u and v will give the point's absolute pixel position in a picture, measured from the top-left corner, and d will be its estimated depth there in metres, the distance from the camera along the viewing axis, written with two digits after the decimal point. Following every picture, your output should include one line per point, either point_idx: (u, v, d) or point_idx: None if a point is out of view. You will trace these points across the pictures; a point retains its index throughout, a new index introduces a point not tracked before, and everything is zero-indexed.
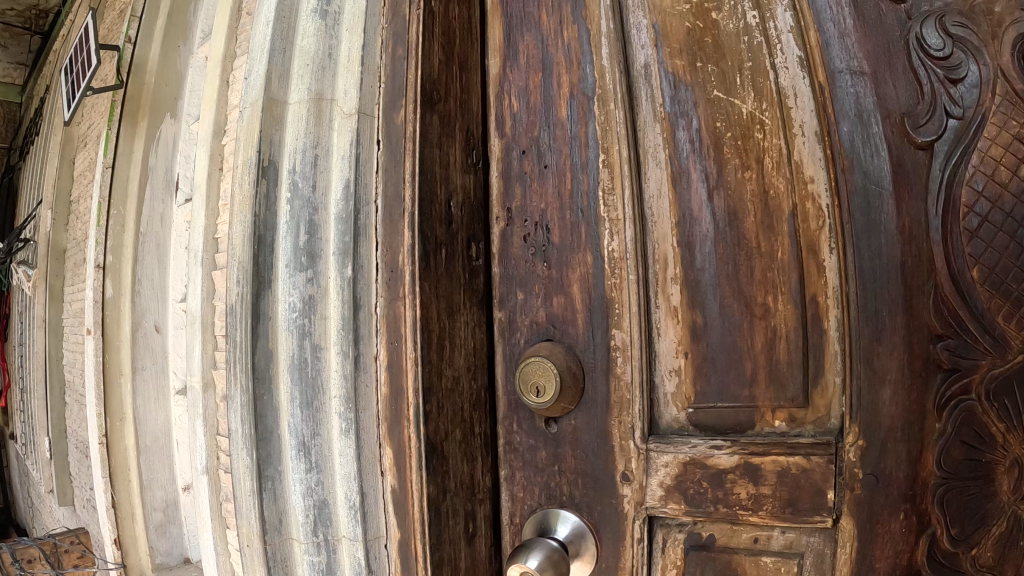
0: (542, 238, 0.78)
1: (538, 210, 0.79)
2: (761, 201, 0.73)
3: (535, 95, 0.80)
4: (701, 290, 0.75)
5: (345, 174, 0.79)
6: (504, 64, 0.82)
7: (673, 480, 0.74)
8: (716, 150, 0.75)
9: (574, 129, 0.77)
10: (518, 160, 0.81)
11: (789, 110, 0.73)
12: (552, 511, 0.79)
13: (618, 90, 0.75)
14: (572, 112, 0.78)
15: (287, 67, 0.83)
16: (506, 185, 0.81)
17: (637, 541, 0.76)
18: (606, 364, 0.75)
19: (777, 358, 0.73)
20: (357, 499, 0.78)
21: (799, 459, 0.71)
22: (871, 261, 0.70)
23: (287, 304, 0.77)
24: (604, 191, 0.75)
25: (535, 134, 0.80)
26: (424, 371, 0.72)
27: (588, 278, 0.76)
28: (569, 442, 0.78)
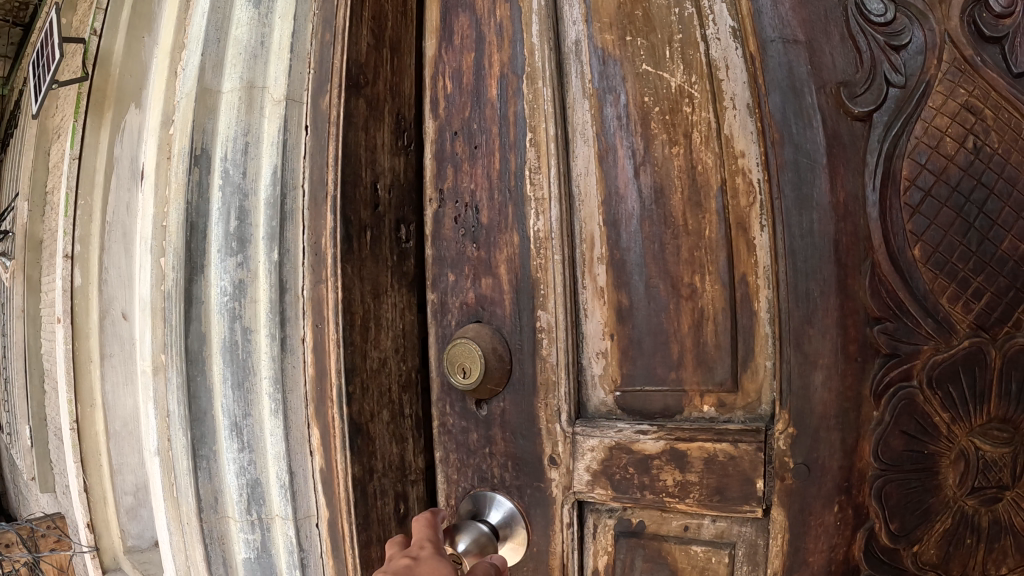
0: (471, 218, 0.78)
1: (468, 189, 0.78)
2: (688, 177, 0.71)
3: (468, 76, 0.79)
4: (627, 271, 0.72)
5: (273, 160, 0.82)
6: (439, 46, 0.81)
7: (600, 464, 0.72)
8: (643, 125, 0.72)
9: (503, 109, 0.76)
10: (451, 142, 0.80)
11: (720, 83, 0.70)
12: (485, 494, 0.79)
13: (548, 68, 0.74)
14: (501, 92, 0.76)
15: (221, 56, 0.85)
16: (440, 166, 0.80)
17: (567, 525, 0.74)
18: (532, 347, 0.74)
19: (705, 340, 0.70)
20: (287, 478, 0.82)
21: (727, 447, 0.69)
22: (802, 239, 0.66)
23: (219, 288, 0.81)
24: (531, 169, 0.74)
25: (467, 116, 0.79)
26: (346, 353, 0.74)
27: (515, 258, 0.75)
28: (499, 424, 0.77)
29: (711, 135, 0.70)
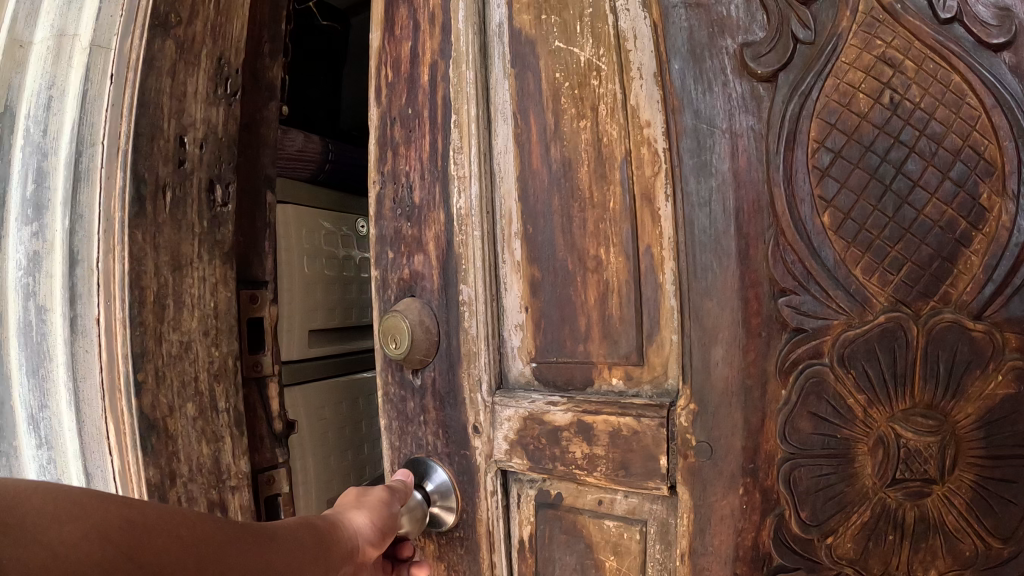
0: (406, 198, 0.80)
1: (404, 171, 0.80)
2: (594, 149, 0.71)
3: (405, 64, 0.82)
4: (538, 248, 0.72)
5: (69, 118, 0.88)
6: (384, 36, 0.84)
7: (516, 434, 0.73)
8: (554, 101, 0.73)
9: (432, 94, 0.79)
10: (390, 128, 0.83)
11: (627, 54, 0.68)
12: (423, 461, 0.81)
13: (470, 51, 0.76)
14: (431, 78, 0.79)
15: (36, 7, 0.94)
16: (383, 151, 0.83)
17: (490, 493, 0.76)
18: (457, 320, 0.76)
19: (610, 313, 0.70)
20: (85, 474, 0.87)
21: (630, 421, 0.68)
22: (701, 208, 0.66)
23: (16, 262, 0.88)
24: (454, 150, 0.76)
25: (402, 103, 0.81)
26: (136, 335, 0.78)
27: (441, 236, 0.77)
28: (431, 393, 0.80)
29: (617, 107, 0.70)
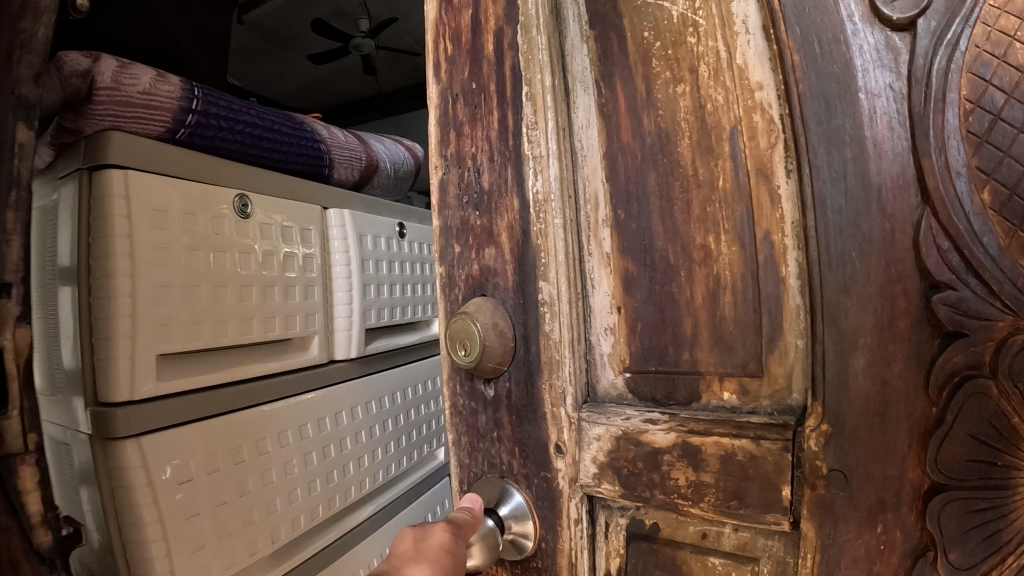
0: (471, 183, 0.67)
1: (469, 152, 0.65)
2: (696, 119, 0.59)
3: (465, 34, 0.69)
4: (631, 237, 0.62)
5: None
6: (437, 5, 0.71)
7: (607, 456, 0.62)
8: (643, 65, 0.62)
9: (498, 65, 0.66)
10: (451, 106, 0.67)
11: (728, 6, 0.57)
12: (495, 482, 0.67)
13: (540, 11, 0.63)
14: (495, 47, 0.66)
15: None
16: (443, 130, 0.66)
17: (573, 522, 0.63)
18: (536, 324, 0.62)
19: (721, 314, 0.58)
20: None
21: (747, 444, 0.56)
22: (833, 183, 0.53)
23: None
24: (527, 127, 0.64)
25: (464, 78, 0.67)
26: None
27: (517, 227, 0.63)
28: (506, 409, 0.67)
29: (722, 68, 0.58)
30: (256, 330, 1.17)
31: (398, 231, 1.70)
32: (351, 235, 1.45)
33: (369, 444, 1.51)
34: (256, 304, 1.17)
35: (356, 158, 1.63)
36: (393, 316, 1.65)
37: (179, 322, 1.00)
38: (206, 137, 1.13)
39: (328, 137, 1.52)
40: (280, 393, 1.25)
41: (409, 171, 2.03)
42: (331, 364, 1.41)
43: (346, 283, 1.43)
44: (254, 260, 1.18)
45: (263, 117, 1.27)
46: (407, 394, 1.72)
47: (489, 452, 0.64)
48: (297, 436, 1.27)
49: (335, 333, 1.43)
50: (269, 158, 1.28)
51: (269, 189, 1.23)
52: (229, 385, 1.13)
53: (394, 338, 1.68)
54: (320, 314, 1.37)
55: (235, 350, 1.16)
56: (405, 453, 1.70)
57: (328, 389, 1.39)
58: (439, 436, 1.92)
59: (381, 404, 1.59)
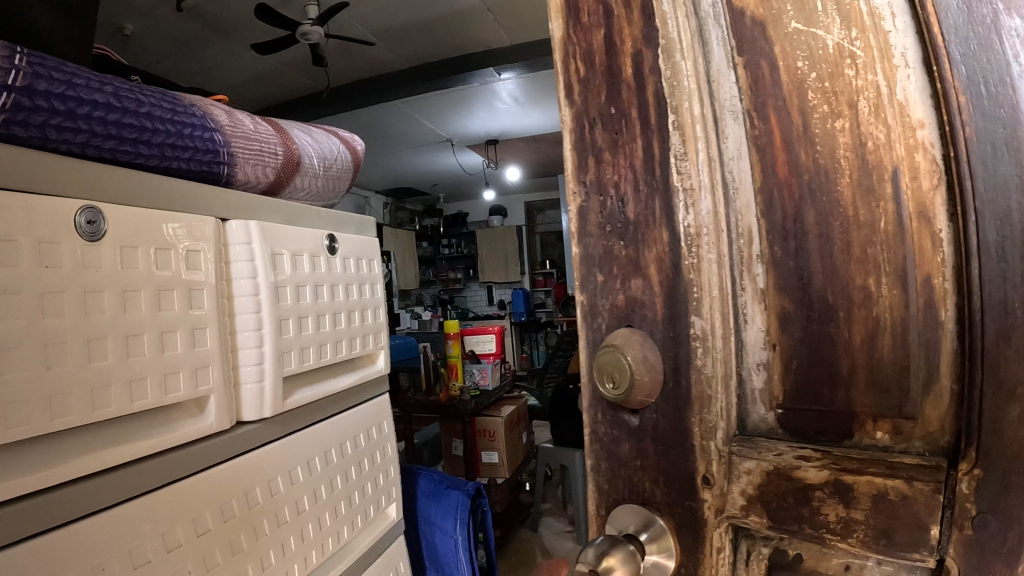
0: (618, 210, 0.61)
1: (612, 180, 0.62)
2: (857, 156, 0.53)
3: (598, 54, 0.62)
4: (787, 276, 0.57)
5: None
6: (565, 25, 0.64)
7: (756, 489, 0.54)
8: (799, 96, 0.56)
9: (640, 87, 0.59)
10: (589, 130, 0.63)
11: (886, 38, 0.52)
12: (621, 508, 0.61)
13: (688, 37, 0.57)
14: (634, 71, 0.59)
15: None
16: (581, 157, 0.63)
17: (718, 554, 0.56)
18: (686, 355, 0.57)
19: (880, 354, 0.53)
20: None
21: (899, 485, 0.46)
22: (1001, 243, 0.41)
23: None
24: (675, 156, 0.57)
25: (601, 102, 0.62)
26: None
27: (666, 260, 0.58)
28: (651, 437, 0.60)
29: (883, 104, 0.52)
30: (150, 396, 0.90)
31: (324, 248, 1.41)
32: (260, 260, 1.17)
33: (301, 521, 1.23)
34: (148, 359, 0.90)
35: (262, 150, 1.31)
36: (313, 357, 1.34)
37: (39, 398, 0.74)
38: (40, 127, 0.83)
39: (225, 126, 1.21)
40: (174, 474, 0.95)
41: (344, 169, 1.74)
42: (243, 429, 1.13)
43: (255, 321, 1.15)
44: (155, 303, 0.92)
45: (122, 97, 0.96)
46: (342, 449, 1.44)
47: (631, 480, 0.62)
48: (218, 517, 1.01)
49: (242, 386, 1.15)
50: (127, 154, 0.96)
51: (150, 206, 0.94)
52: (98, 476, 0.83)
53: (323, 385, 1.40)
54: (218, 363, 1.06)
55: (122, 423, 0.88)
56: (346, 523, 1.40)
57: (254, 457, 1.13)
58: (387, 492, 1.64)
59: (312, 471, 1.30)
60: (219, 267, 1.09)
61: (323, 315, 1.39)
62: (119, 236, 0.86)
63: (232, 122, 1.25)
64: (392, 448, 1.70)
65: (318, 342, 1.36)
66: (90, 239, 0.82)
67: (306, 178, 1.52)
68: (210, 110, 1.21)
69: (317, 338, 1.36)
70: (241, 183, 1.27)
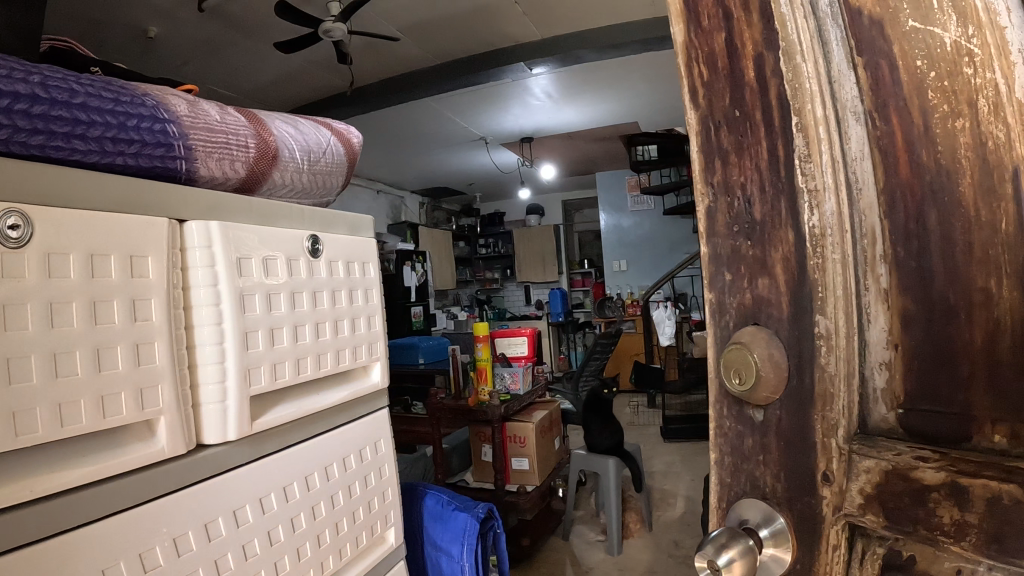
0: (745, 210, 0.61)
1: (739, 181, 0.61)
2: (977, 156, 0.50)
3: (721, 58, 0.61)
4: (910, 276, 0.54)
5: None
6: (687, 29, 0.64)
7: (875, 489, 0.52)
8: (918, 97, 0.52)
9: (764, 91, 0.58)
10: (715, 133, 0.63)
11: (1003, 32, 0.48)
12: (750, 502, 0.60)
13: (808, 38, 0.55)
14: (757, 76, 0.58)
15: None
16: (707, 157, 0.64)
17: (834, 552, 0.54)
18: (808, 352, 0.56)
19: (1000, 359, 0.49)
20: None
21: (1014, 489, 0.44)
22: None
23: None
24: (800, 159, 0.56)
25: (726, 105, 0.61)
26: None
27: (792, 260, 0.57)
28: (774, 431, 0.59)
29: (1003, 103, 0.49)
30: (85, 420, 0.84)
31: (306, 252, 1.32)
32: (223, 266, 1.09)
33: (273, 552, 1.15)
34: (82, 378, 0.84)
35: (229, 143, 1.22)
36: (289, 372, 1.25)
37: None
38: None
39: (183, 116, 1.12)
40: (112, 506, 0.89)
41: (337, 162, 1.62)
42: (204, 452, 1.05)
43: (216, 334, 1.08)
44: (91, 315, 0.86)
45: (52, 89, 0.90)
46: (328, 473, 1.34)
47: (752, 474, 0.61)
48: (170, 552, 0.96)
49: (203, 406, 1.07)
50: (58, 150, 0.91)
51: (93, 210, 0.88)
52: (17, 508, 0.77)
53: (302, 403, 1.32)
54: (172, 381, 0.99)
55: (51, 449, 0.83)
56: (332, 552, 1.32)
57: (214, 484, 1.06)
58: (384, 515, 1.55)
59: (289, 497, 1.22)
60: (173, 275, 1.02)
61: (303, 325, 1.29)
62: (45, 246, 0.80)
63: (193, 112, 1.16)
64: (391, 469, 1.60)
65: (296, 355, 1.27)
66: (11, 246, 0.76)
67: (290, 173, 1.42)
68: (165, 99, 1.12)
69: (295, 350, 1.26)
70: (204, 178, 1.18)
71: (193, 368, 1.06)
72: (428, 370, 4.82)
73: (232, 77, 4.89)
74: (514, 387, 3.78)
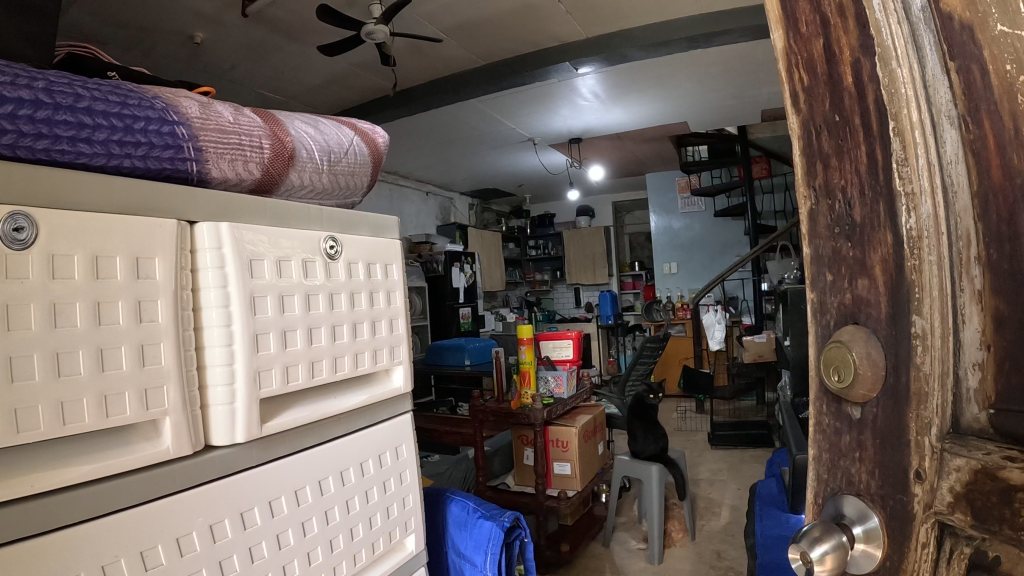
0: (845, 211, 0.60)
1: (839, 184, 0.60)
2: None
3: (820, 63, 0.60)
4: (1007, 277, 0.51)
5: None
6: (787, 35, 0.64)
7: (964, 487, 0.50)
8: (1010, 101, 0.50)
9: (862, 95, 0.56)
10: (815, 136, 0.62)
11: None
12: (845, 497, 0.59)
13: (902, 44, 0.53)
14: (857, 82, 0.57)
15: None
16: (809, 161, 0.63)
17: (922, 550, 0.53)
18: (903, 353, 0.54)
19: None
20: None
21: None
22: None
23: None
24: (896, 162, 0.54)
25: (826, 110, 0.60)
26: None
27: (892, 261, 0.56)
28: (870, 429, 0.57)
29: None
30: (88, 418, 0.80)
31: (323, 253, 1.21)
32: (233, 267, 1.02)
33: (282, 555, 1.06)
34: (84, 378, 0.80)
35: (243, 143, 1.15)
36: (303, 376, 1.15)
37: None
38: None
39: (194, 118, 1.07)
40: (110, 505, 0.84)
41: (359, 162, 1.47)
42: (210, 454, 0.99)
43: (224, 335, 1.01)
44: (95, 317, 0.82)
45: (56, 93, 0.87)
46: (344, 478, 1.23)
47: (848, 471, 0.59)
48: (173, 552, 0.90)
49: (211, 408, 1.01)
50: (64, 154, 0.87)
51: (95, 212, 0.84)
52: (15, 501, 0.75)
53: (318, 406, 1.21)
54: (178, 382, 0.93)
55: (54, 446, 0.80)
56: (345, 557, 1.20)
57: (220, 486, 0.99)
58: (405, 522, 1.40)
59: (302, 500, 1.12)
60: (179, 275, 0.95)
61: (319, 327, 1.18)
62: (49, 247, 0.77)
63: (205, 114, 1.09)
64: (413, 475, 1.45)
65: (312, 357, 1.16)
66: (17, 248, 0.74)
67: (309, 174, 1.31)
68: (176, 102, 1.07)
69: (309, 354, 1.16)
70: (218, 180, 1.12)
71: (202, 368, 1.00)
72: (474, 371, 4.88)
73: (280, 81, 5.04)
74: (559, 391, 3.84)
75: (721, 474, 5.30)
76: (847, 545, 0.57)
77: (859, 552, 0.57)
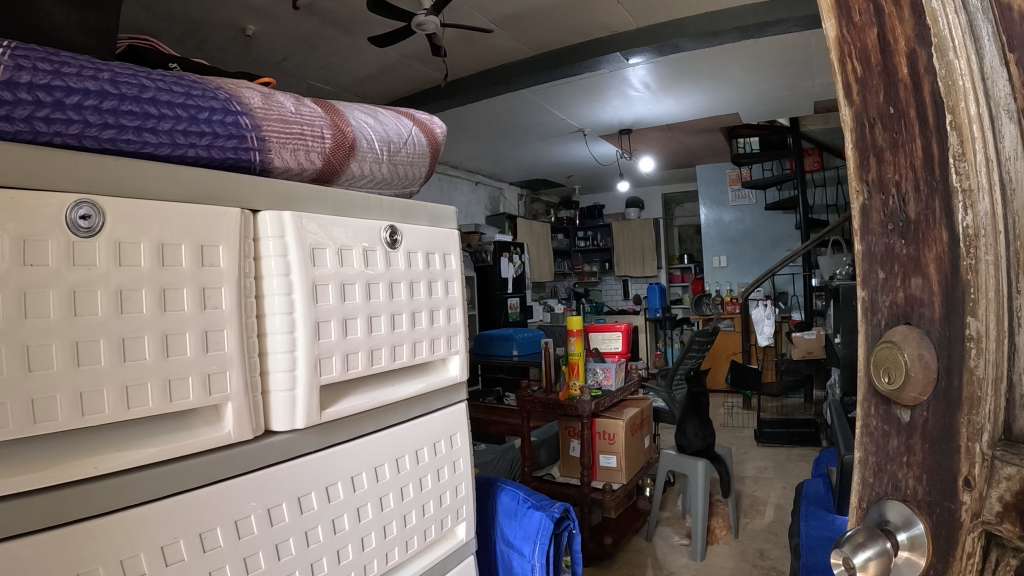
0: (898, 207, 0.58)
1: (893, 179, 0.58)
2: None
3: (874, 54, 0.58)
4: None
5: None
6: (839, 24, 0.62)
7: (1016, 495, 0.48)
8: None
9: (920, 90, 0.54)
10: (869, 130, 0.60)
11: None
12: (891, 503, 0.57)
13: (961, 36, 0.51)
14: (914, 74, 0.55)
15: None
16: (862, 155, 0.61)
17: (968, 560, 0.51)
18: (956, 357, 0.52)
19: None
20: None
21: None
22: None
23: None
24: (953, 157, 0.52)
25: (880, 102, 0.58)
26: None
27: (946, 260, 0.54)
28: (920, 433, 0.55)
29: None
30: (151, 403, 0.82)
31: (383, 242, 1.21)
32: (296, 256, 1.03)
33: (336, 539, 1.07)
34: (148, 364, 0.82)
35: (306, 133, 1.15)
36: (362, 364, 1.15)
37: (16, 402, 0.69)
38: (27, 120, 0.77)
39: (257, 108, 1.08)
40: (171, 487, 0.86)
41: (418, 152, 1.47)
42: (270, 439, 1.00)
43: (286, 323, 1.01)
44: (160, 303, 0.83)
45: (121, 83, 0.88)
46: (400, 465, 1.24)
47: (894, 475, 0.57)
48: (230, 534, 0.91)
49: (272, 394, 1.02)
50: (128, 144, 0.89)
51: (160, 202, 0.85)
52: (80, 482, 0.77)
53: (376, 394, 1.22)
54: (240, 368, 0.95)
55: (115, 429, 0.82)
56: (398, 543, 1.20)
57: (278, 471, 1.00)
58: (456, 510, 1.40)
59: (358, 487, 1.13)
60: (242, 264, 0.97)
61: (378, 316, 1.18)
62: (115, 234, 0.78)
63: (267, 104, 1.11)
64: (467, 463, 1.46)
65: (371, 346, 1.17)
66: (84, 236, 0.75)
67: (368, 164, 1.31)
68: (238, 92, 1.08)
69: (370, 342, 1.16)
70: (280, 169, 1.13)
71: (264, 355, 1.02)
72: (522, 361, 4.88)
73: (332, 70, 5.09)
74: (607, 382, 3.78)
75: (768, 471, 5.24)
76: (892, 551, 0.54)
77: (902, 559, 0.54)
